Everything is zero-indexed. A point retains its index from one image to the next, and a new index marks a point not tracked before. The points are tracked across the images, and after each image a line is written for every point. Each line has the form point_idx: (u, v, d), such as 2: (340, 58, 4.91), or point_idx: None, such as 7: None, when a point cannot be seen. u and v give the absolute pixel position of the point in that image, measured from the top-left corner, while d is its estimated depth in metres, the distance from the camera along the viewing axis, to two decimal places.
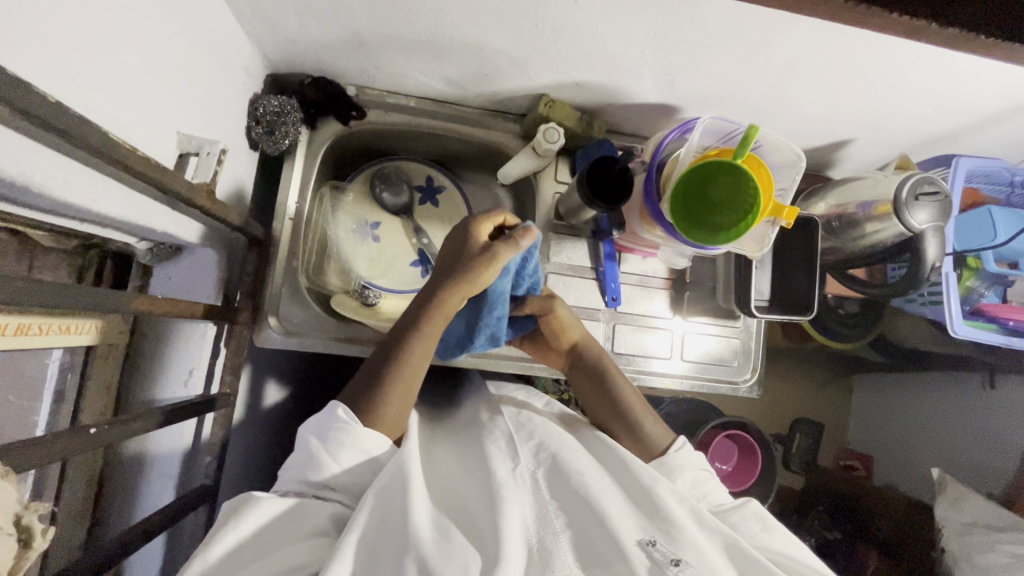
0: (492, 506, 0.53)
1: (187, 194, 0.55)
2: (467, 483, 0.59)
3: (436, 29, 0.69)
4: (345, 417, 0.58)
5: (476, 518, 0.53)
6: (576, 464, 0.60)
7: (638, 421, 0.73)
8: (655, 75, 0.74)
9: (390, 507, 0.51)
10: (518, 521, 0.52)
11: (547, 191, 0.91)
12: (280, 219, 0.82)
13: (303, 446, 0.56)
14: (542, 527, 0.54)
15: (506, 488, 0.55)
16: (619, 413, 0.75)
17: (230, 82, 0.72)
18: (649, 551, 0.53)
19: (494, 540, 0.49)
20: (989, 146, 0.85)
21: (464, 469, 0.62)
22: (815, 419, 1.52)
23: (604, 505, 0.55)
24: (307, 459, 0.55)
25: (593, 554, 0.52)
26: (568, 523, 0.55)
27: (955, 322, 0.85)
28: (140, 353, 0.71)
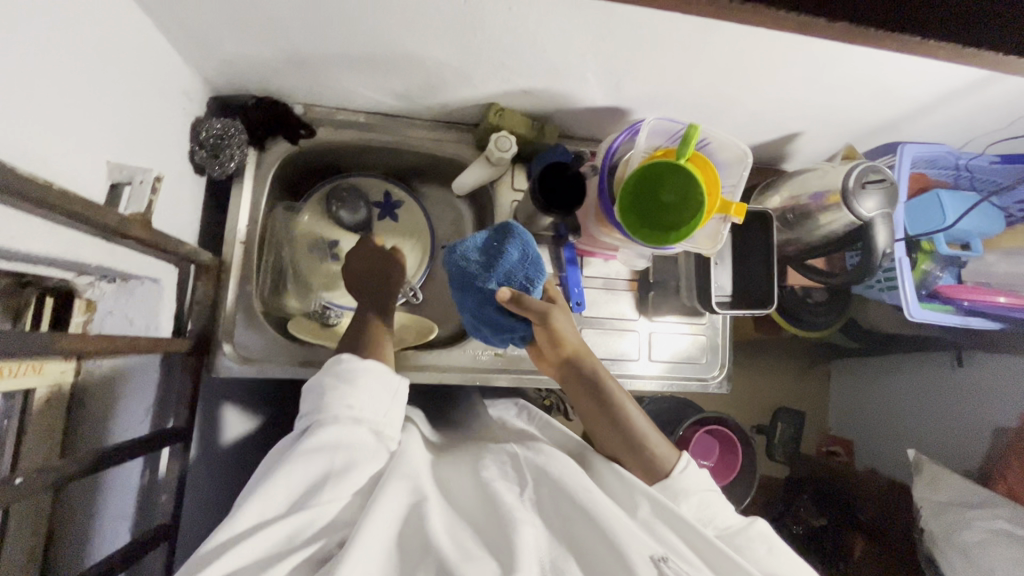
0: (504, 528, 0.51)
1: (120, 227, 0.54)
2: (470, 508, 0.57)
3: (377, 45, 0.68)
4: (351, 365, 0.63)
5: (486, 540, 0.51)
6: (583, 481, 0.58)
7: (642, 440, 0.68)
8: (600, 79, 0.74)
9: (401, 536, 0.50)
10: (531, 546, 0.50)
11: (504, 200, 0.91)
12: (231, 244, 0.80)
13: (313, 399, 0.61)
14: (550, 547, 0.52)
15: (517, 509, 0.53)
16: (622, 432, 0.70)
17: (168, 107, 0.71)
18: (660, 565, 0.50)
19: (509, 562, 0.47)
20: (932, 132, 0.87)
21: (463, 491, 0.60)
22: (798, 408, 1.52)
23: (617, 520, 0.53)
24: (320, 403, 0.60)
25: (596, 565, 0.50)
26: (574, 548, 0.52)
27: (911, 306, 0.86)
28: (84, 392, 0.67)
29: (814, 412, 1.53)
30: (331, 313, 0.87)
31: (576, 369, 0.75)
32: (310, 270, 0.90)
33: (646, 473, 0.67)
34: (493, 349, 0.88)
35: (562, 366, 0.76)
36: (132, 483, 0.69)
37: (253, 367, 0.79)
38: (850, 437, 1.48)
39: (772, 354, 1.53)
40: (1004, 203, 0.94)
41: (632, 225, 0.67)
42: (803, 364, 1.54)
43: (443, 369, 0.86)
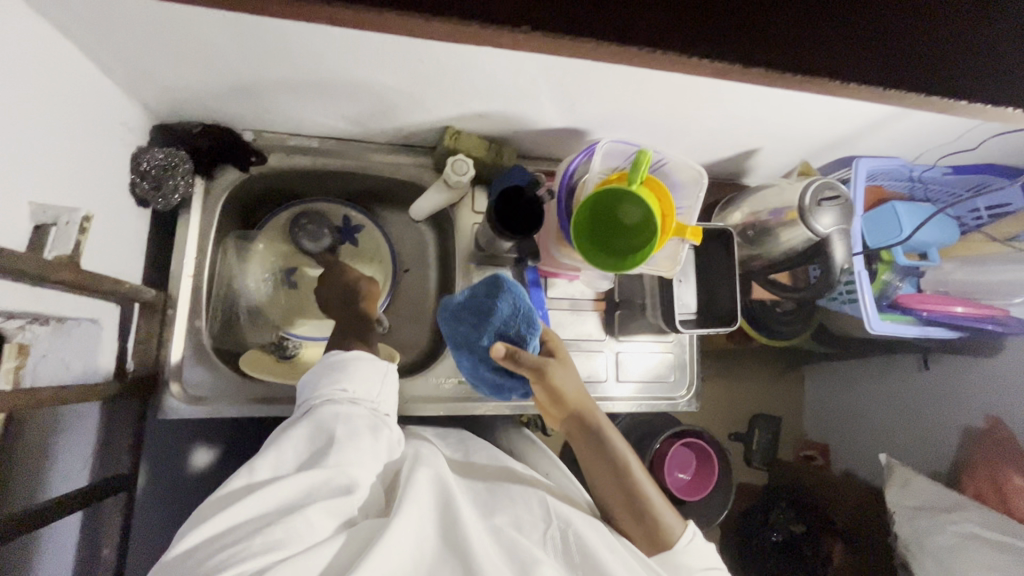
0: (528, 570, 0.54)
1: (37, 272, 0.50)
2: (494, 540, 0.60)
3: (323, 71, 0.66)
4: (342, 355, 0.70)
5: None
6: (604, 540, 0.62)
7: (648, 513, 0.67)
8: (554, 102, 0.74)
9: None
10: None
11: (465, 224, 0.89)
12: (177, 277, 0.77)
13: (308, 384, 0.68)
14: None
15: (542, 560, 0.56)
16: (629, 499, 0.68)
17: (104, 139, 0.68)
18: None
19: None
20: (885, 146, 0.89)
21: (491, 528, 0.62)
22: (773, 414, 1.53)
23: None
24: (315, 388, 0.67)
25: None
26: None
27: (872, 318, 0.87)
28: (15, 449, 0.60)
29: (790, 417, 1.55)
30: (289, 344, 0.86)
31: (583, 425, 0.73)
32: (267, 298, 0.89)
33: (649, 542, 0.67)
34: (457, 376, 0.86)
35: (568, 421, 0.74)
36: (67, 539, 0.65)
37: (203, 406, 0.75)
38: (825, 441, 1.49)
39: (745, 363, 1.53)
40: (957, 212, 0.97)
41: (585, 248, 0.66)
42: (778, 370, 1.55)
43: (406, 399, 0.84)
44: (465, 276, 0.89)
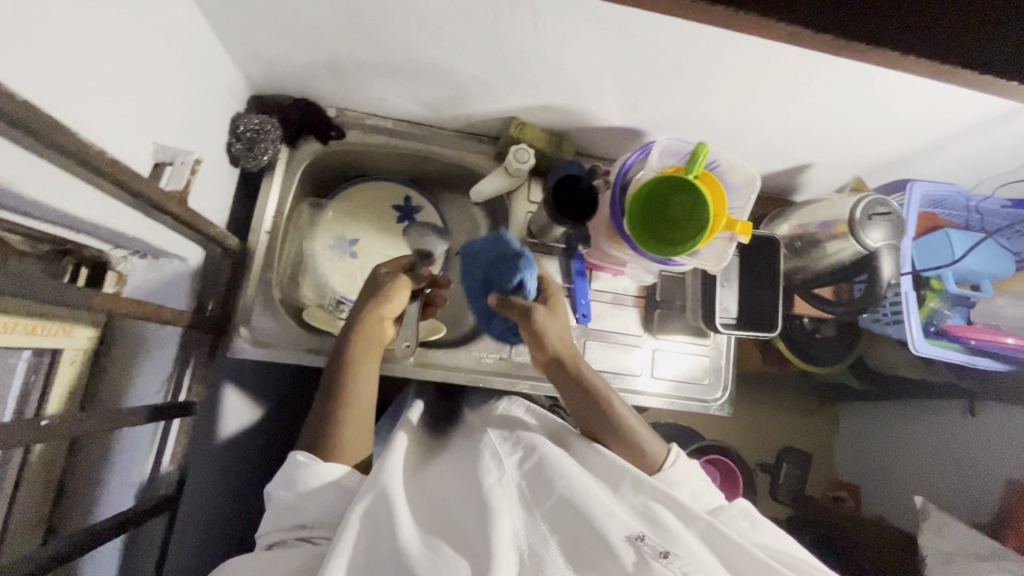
0: (482, 517, 0.53)
1: (157, 199, 0.57)
2: (454, 497, 0.59)
3: (410, 54, 0.73)
4: (304, 461, 0.60)
5: (468, 535, 0.53)
6: (560, 466, 0.60)
7: (632, 438, 0.70)
8: (617, 100, 0.78)
9: (377, 525, 0.52)
10: (508, 530, 0.52)
11: (519, 211, 0.94)
12: (257, 233, 0.85)
13: (276, 502, 0.58)
14: (532, 534, 0.54)
15: (494, 498, 0.55)
16: (616, 437, 0.70)
17: (213, 100, 0.76)
18: (635, 546, 0.53)
19: (485, 545, 0.50)
20: (941, 171, 0.89)
21: (454, 487, 0.60)
22: (803, 448, 1.50)
23: (593, 506, 0.56)
24: (282, 510, 0.57)
25: (582, 554, 0.52)
26: (553, 530, 0.55)
27: (916, 340, 0.86)
28: (109, 362, 0.71)
29: (820, 452, 1.52)
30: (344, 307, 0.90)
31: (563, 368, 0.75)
32: (327, 263, 0.93)
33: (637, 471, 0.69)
34: (498, 353, 0.91)
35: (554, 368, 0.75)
36: (138, 449, 0.74)
37: (266, 350, 0.82)
38: (856, 482, 1.44)
39: (778, 389, 1.53)
40: (1016, 247, 0.95)
41: (639, 234, 0.70)
42: (812, 404, 1.53)
43: (448, 368, 0.89)
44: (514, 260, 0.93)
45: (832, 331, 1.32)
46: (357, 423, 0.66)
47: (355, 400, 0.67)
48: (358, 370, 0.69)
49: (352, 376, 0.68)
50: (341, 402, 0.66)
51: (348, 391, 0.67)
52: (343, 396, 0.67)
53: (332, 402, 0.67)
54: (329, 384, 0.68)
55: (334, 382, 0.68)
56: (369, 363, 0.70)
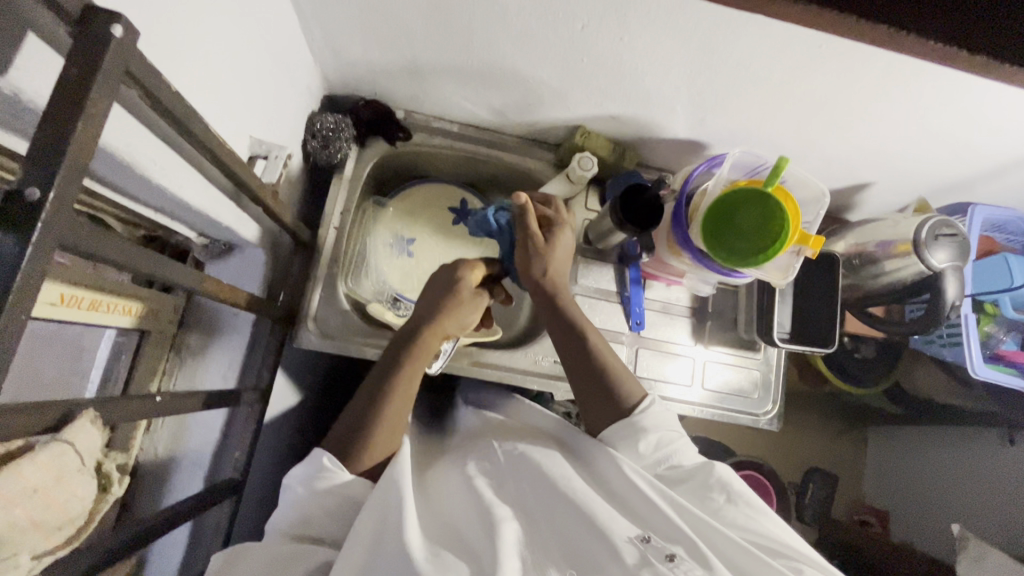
0: (485, 521, 0.55)
1: (257, 190, 0.59)
2: (453, 504, 0.60)
3: (489, 59, 0.75)
4: (330, 466, 0.59)
5: (471, 541, 0.54)
6: (562, 470, 0.62)
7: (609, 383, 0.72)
8: (687, 112, 0.80)
9: (382, 527, 0.53)
10: (513, 535, 0.53)
11: (576, 217, 0.96)
12: (325, 227, 0.87)
13: (290, 500, 0.57)
14: (533, 540, 0.55)
15: (495, 504, 0.57)
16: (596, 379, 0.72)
17: (295, 97, 0.79)
18: (641, 546, 0.54)
19: (490, 549, 0.51)
20: (1003, 195, 0.89)
21: (452, 493, 0.62)
22: (831, 469, 1.49)
23: (595, 510, 0.57)
24: (294, 509, 0.57)
25: (584, 557, 0.53)
26: (556, 535, 0.56)
27: (977, 365, 0.86)
28: (185, 344, 0.75)
29: (849, 475, 1.50)
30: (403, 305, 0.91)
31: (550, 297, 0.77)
32: (386, 260, 0.95)
33: (611, 414, 0.70)
34: (554, 356, 0.91)
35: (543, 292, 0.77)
36: (213, 432, 0.75)
37: (330, 343, 0.83)
38: (885, 507, 1.42)
39: (812, 409, 1.52)
40: None
41: (709, 243, 0.71)
42: (845, 427, 1.52)
43: (503, 369, 0.90)
44: (570, 265, 0.94)
45: (873, 351, 1.32)
46: (389, 430, 0.65)
47: (393, 409, 0.65)
48: (404, 382, 0.67)
49: (399, 387, 0.67)
50: (382, 411, 0.65)
51: (394, 403, 0.66)
52: (385, 406, 0.65)
53: (375, 408, 0.65)
54: (373, 392, 0.66)
55: (382, 389, 0.66)
56: (416, 376, 0.69)
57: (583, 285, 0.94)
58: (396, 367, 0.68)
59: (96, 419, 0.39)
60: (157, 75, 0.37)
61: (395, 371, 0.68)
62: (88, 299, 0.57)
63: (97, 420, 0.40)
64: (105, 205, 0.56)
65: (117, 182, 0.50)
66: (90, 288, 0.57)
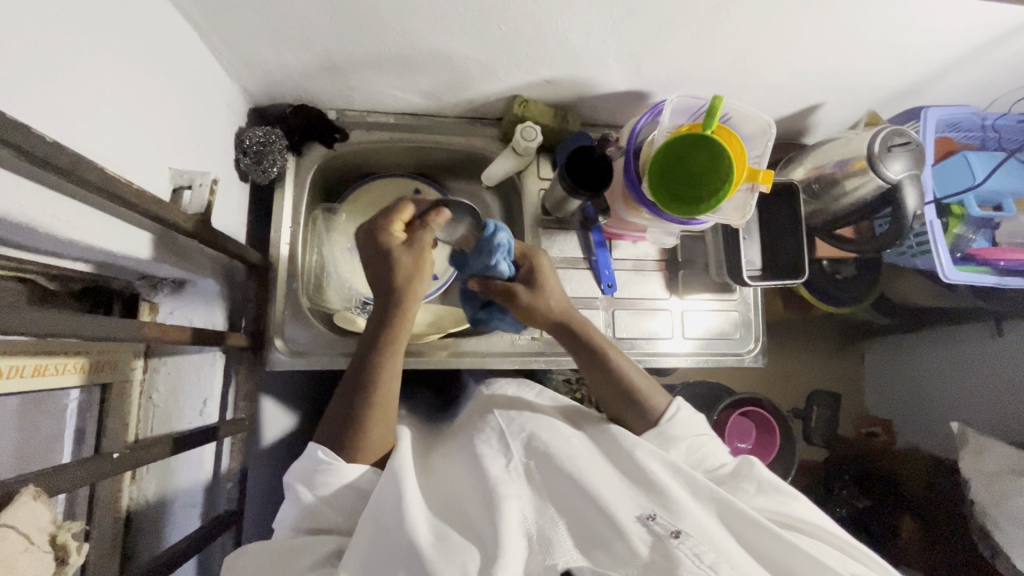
0: (489, 504, 0.54)
1: (184, 224, 0.57)
2: (462, 484, 0.60)
3: (406, 43, 0.72)
4: (326, 458, 0.62)
5: (476, 522, 0.54)
6: (568, 449, 0.61)
7: (635, 388, 0.72)
8: (620, 64, 0.77)
9: (380, 520, 0.54)
10: (516, 515, 0.53)
11: (531, 189, 0.94)
12: (276, 245, 0.85)
13: (293, 495, 0.60)
14: (540, 518, 0.55)
15: (499, 483, 0.56)
16: (619, 387, 0.73)
17: (216, 117, 0.76)
18: (646, 526, 0.53)
19: (494, 533, 0.51)
20: (954, 93, 0.87)
21: (461, 473, 0.62)
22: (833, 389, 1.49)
23: (598, 487, 0.56)
24: (297, 505, 0.60)
25: (590, 535, 0.53)
26: (563, 510, 0.56)
27: (945, 268, 0.85)
28: (156, 390, 0.72)
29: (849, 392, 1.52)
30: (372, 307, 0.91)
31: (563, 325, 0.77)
32: (347, 266, 0.93)
33: (637, 419, 0.71)
34: (530, 334, 0.92)
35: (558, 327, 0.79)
36: (200, 471, 0.74)
37: (303, 359, 0.83)
38: (889, 418, 1.43)
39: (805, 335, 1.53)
40: None
41: (662, 200, 0.70)
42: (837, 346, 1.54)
43: (482, 354, 0.90)
44: (532, 239, 0.93)
45: (853, 270, 1.32)
46: (379, 422, 0.65)
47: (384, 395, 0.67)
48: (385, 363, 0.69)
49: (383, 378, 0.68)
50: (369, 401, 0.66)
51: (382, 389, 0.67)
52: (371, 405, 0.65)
53: (362, 399, 0.66)
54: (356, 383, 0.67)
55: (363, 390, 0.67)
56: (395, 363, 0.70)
57: (549, 256, 0.93)
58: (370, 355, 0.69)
59: (40, 493, 0.39)
60: (26, 130, 0.35)
61: (376, 362, 0.68)
62: (32, 366, 0.56)
63: (40, 494, 0.39)
64: (26, 265, 0.54)
65: (28, 241, 0.48)
66: (26, 355, 0.55)
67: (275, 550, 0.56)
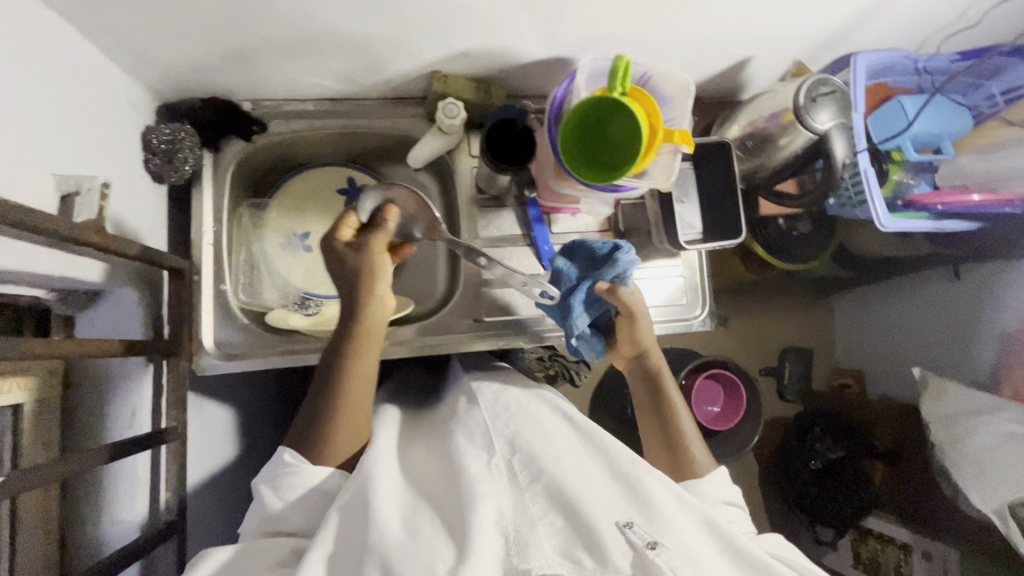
0: (465, 500, 0.54)
1: (73, 234, 0.54)
2: (443, 483, 0.60)
3: (305, 25, 0.68)
4: (292, 461, 0.61)
5: (451, 519, 0.54)
6: (552, 451, 0.61)
7: (686, 445, 0.72)
8: (535, 30, 0.74)
9: (353, 523, 0.54)
10: (491, 514, 0.53)
11: (464, 169, 0.92)
12: (197, 247, 0.82)
13: (258, 499, 0.60)
14: (517, 517, 0.54)
15: (478, 482, 0.56)
16: (671, 438, 0.73)
17: (115, 118, 0.72)
18: (625, 535, 0.53)
19: (467, 530, 0.51)
20: (884, 37, 0.86)
21: (443, 470, 0.62)
22: (804, 345, 1.47)
23: (579, 492, 0.55)
24: (259, 508, 0.60)
25: (568, 541, 0.52)
26: (543, 509, 0.55)
27: (883, 217, 0.84)
28: (78, 404, 0.68)
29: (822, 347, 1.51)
30: (312, 302, 0.91)
31: (643, 364, 0.79)
32: (283, 261, 0.93)
33: (673, 472, 0.72)
34: (470, 317, 0.90)
35: (637, 362, 0.80)
36: (134, 483, 0.72)
37: (238, 362, 0.81)
38: (859, 367, 1.43)
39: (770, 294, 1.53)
40: (971, 101, 0.96)
41: (571, 153, 0.68)
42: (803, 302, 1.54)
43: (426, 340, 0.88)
44: (468, 219, 0.91)
45: (809, 226, 1.31)
46: (352, 422, 0.65)
47: (353, 401, 0.65)
48: (361, 359, 0.67)
49: (356, 384, 0.66)
50: (346, 397, 0.65)
51: (346, 395, 0.65)
52: (346, 404, 0.65)
53: (334, 401, 0.65)
54: (328, 382, 0.66)
55: (336, 389, 0.65)
56: (368, 359, 0.68)
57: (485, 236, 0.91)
58: (344, 354, 0.67)
59: None
60: None
61: (345, 364, 0.67)
62: None
63: None
64: None
65: None
66: None
67: (233, 558, 0.55)
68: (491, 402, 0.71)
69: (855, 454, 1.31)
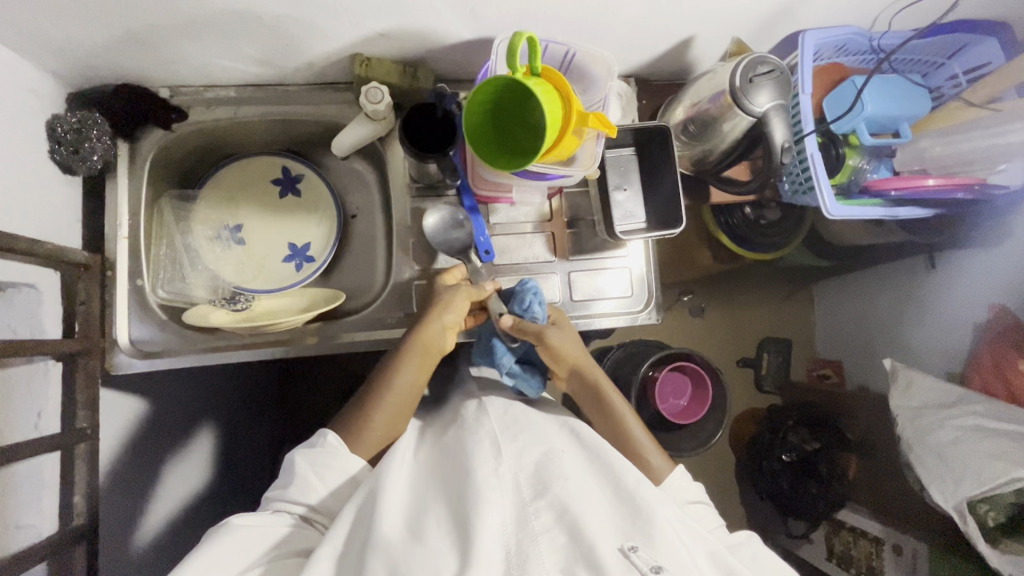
0: (470, 509, 0.52)
1: None
2: (447, 489, 0.57)
3: (201, 5, 0.64)
4: (333, 443, 0.64)
5: (455, 529, 0.52)
6: (561, 467, 0.58)
7: (641, 454, 0.71)
8: (454, 10, 0.70)
9: (359, 533, 0.53)
10: (493, 525, 0.51)
11: (398, 157, 0.88)
12: (112, 240, 0.80)
13: (290, 472, 0.61)
14: (519, 531, 0.52)
15: (483, 491, 0.54)
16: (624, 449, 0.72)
17: (10, 106, 0.68)
18: (628, 558, 0.50)
19: (469, 542, 0.49)
20: (835, 14, 0.81)
21: (449, 477, 0.59)
22: (784, 337, 1.45)
23: (584, 510, 0.53)
24: (288, 482, 0.60)
25: (569, 561, 0.50)
26: (546, 523, 0.52)
27: (829, 204, 0.80)
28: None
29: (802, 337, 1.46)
30: (242, 298, 0.88)
31: (581, 378, 0.76)
32: (212, 255, 0.90)
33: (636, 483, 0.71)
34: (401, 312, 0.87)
35: (572, 376, 0.78)
36: (41, 487, 0.68)
37: (155, 360, 0.79)
38: (839, 358, 1.38)
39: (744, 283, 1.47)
40: (934, 82, 0.92)
41: (476, 128, 0.64)
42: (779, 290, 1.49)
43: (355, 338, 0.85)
44: (402, 210, 0.88)
45: (777, 214, 1.26)
46: (389, 420, 0.70)
47: (395, 401, 0.71)
48: (413, 368, 0.73)
49: (399, 387, 0.71)
50: (390, 395, 0.71)
51: (393, 399, 0.71)
52: (385, 400, 0.70)
53: (376, 399, 0.70)
54: (378, 381, 0.72)
55: (382, 388, 0.71)
56: (415, 370, 0.73)
57: (418, 227, 0.88)
58: (398, 357, 0.74)
59: None
60: None
61: (394, 371, 0.72)
62: None
63: None
64: None
65: None
66: None
67: (256, 527, 0.56)
68: (501, 412, 0.69)
69: (832, 446, 1.24)
